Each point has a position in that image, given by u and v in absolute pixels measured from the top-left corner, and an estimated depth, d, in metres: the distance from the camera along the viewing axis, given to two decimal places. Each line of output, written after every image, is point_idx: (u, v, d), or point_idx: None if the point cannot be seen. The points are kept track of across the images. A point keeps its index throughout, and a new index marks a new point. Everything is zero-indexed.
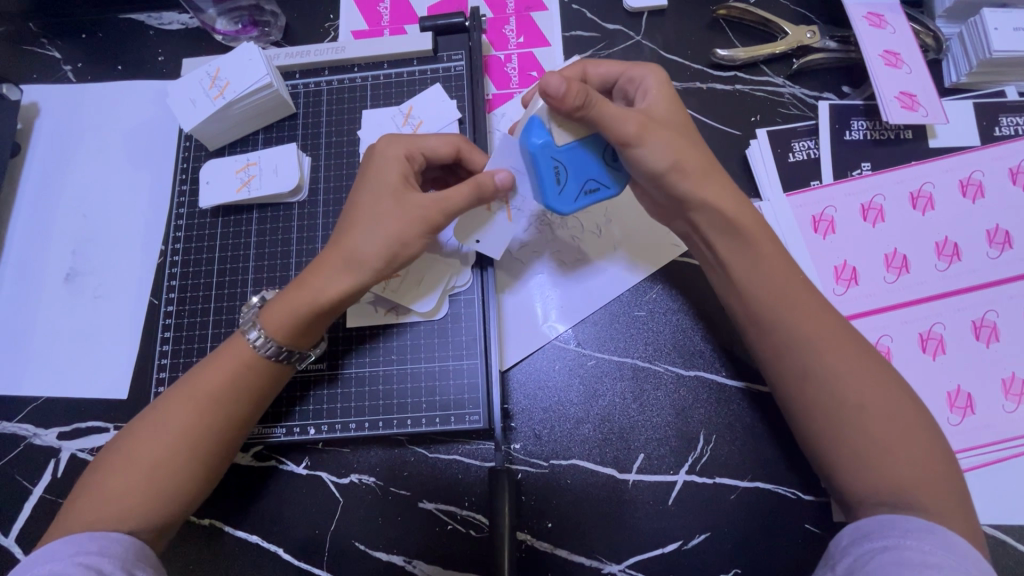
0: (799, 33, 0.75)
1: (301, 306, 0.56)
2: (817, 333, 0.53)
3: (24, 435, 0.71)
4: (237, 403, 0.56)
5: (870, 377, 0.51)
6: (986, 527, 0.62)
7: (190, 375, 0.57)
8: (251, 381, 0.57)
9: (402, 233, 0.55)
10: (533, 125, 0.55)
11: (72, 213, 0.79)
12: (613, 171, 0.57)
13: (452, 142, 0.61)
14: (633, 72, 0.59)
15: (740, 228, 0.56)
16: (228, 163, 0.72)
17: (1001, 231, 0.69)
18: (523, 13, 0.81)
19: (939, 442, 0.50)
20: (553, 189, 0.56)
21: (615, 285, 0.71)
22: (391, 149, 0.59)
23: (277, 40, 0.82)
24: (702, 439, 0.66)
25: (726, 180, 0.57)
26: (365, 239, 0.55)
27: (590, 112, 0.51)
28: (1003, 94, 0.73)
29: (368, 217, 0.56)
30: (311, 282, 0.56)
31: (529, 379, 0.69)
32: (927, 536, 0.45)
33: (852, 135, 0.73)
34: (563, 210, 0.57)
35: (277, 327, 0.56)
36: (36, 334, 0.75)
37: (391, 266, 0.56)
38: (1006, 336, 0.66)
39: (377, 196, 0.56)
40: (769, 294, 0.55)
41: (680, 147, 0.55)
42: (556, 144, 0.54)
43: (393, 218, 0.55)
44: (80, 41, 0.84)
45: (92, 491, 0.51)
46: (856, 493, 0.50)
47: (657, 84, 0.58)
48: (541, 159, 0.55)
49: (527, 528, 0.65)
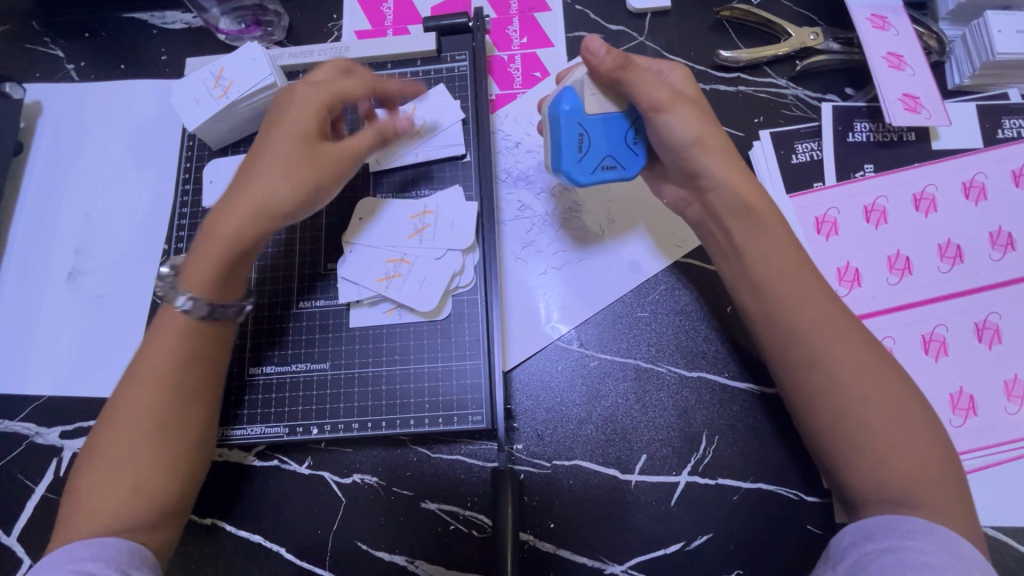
0: (802, 35, 0.75)
1: (218, 255, 0.56)
2: (824, 327, 0.53)
3: (26, 434, 0.71)
4: (186, 372, 0.55)
5: (876, 372, 0.51)
6: (988, 529, 0.62)
7: (136, 360, 0.56)
8: (200, 348, 0.56)
9: (310, 177, 0.58)
10: (566, 93, 0.59)
11: (74, 212, 0.79)
12: (632, 152, 0.61)
13: (366, 83, 0.63)
14: (662, 66, 0.63)
15: (754, 210, 0.57)
16: (234, 164, 0.73)
17: (1004, 233, 0.69)
18: (526, 14, 0.81)
19: (943, 442, 0.51)
20: (574, 156, 0.59)
21: (619, 286, 0.71)
22: (313, 95, 0.60)
23: (280, 39, 0.82)
24: (705, 440, 0.66)
25: (730, 182, 0.57)
26: (273, 181, 0.57)
27: (627, 78, 0.56)
28: (1006, 97, 0.73)
29: (282, 160, 0.58)
30: (224, 230, 0.56)
31: (532, 379, 0.69)
32: (928, 537, 0.46)
33: (856, 137, 0.73)
34: (580, 179, 0.60)
35: (199, 282, 0.56)
36: (37, 333, 0.75)
37: (305, 209, 0.59)
38: (1008, 339, 0.66)
39: (291, 146, 0.58)
40: (777, 286, 0.55)
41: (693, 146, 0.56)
42: (585, 111, 0.59)
43: (302, 163, 0.58)
44: (83, 40, 0.84)
45: (81, 500, 0.51)
46: (858, 492, 0.50)
47: (681, 76, 0.62)
48: (568, 124, 0.59)
49: (530, 529, 0.65)
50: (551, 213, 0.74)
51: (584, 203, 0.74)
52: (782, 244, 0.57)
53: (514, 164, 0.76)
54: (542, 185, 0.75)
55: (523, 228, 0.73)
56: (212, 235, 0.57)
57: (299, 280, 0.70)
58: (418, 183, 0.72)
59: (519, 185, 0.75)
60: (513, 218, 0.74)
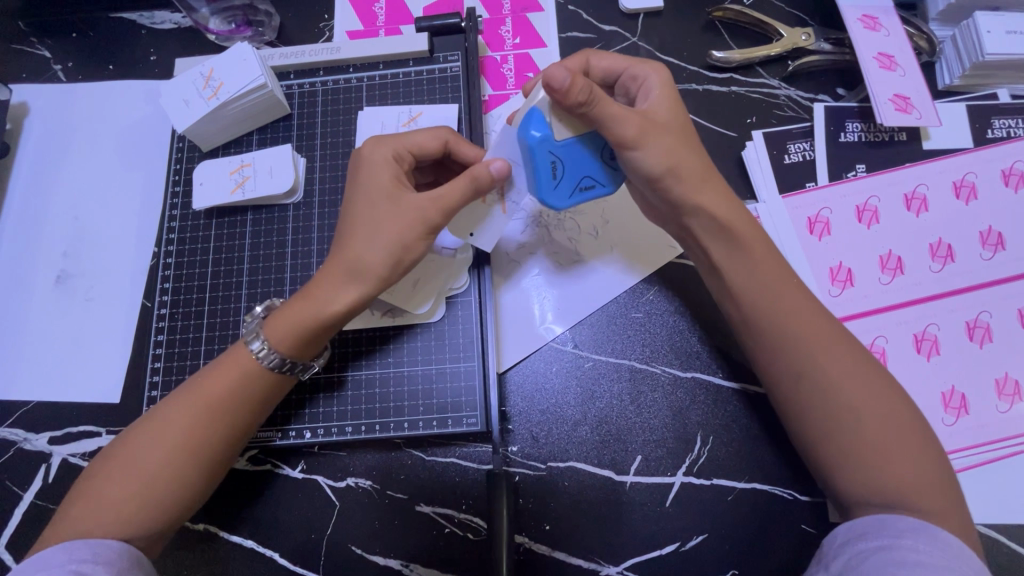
0: (794, 35, 0.75)
1: (307, 317, 0.55)
2: (804, 335, 0.53)
3: (14, 440, 0.70)
4: (240, 415, 0.55)
5: (867, 379, 0.52)
6: (981, 527, 0.62)
7: (190, 383, 0.55)
8: (253, 391, 0.56)
9: (403, 237, 0.54)
10: (532, 116, 0.53)
11: (62, 215, 0.78)
12: (609, 169, 0.57)
13: (439, 136, 0.61)
14: (637, 70, 0.59)
15: (733, 228, 0.56)
16: (222, 164, 0.72)
17: (995, 232, 0.70)
18: (519, 14, 0.81)
19: (933, 444, 0.51)
20: (550, 185, 0.55)
21: (612, 286, 0.71)
22: (381, 149, 0.58)
23: (271, 39, 0.81)
24: (700, 441, 0.66)
25: (724, 187, 0.58)
26: (368, 246, 0.54)
27: (592, 111, 0.51)
28: (996, 97, 0.73)
29: (369, 220, 0.55)
30: (314, 292, 0.56)
31: (526, 381, 0.69)
32: (921, 536, 0.46)
33: (847, 137, 0.73)
34: (560, 205, 0.56)
35: (286, 341, 0.55)
36: (24, 337, 0.74)
37: (396, 267, 0.55)
38: (999, 337, 0.66)
39: (369, 205, 0.56)
40: (758, 296, 0.55)
41: (677, 156, 0.55)
42: (554, 138, 0.54)
43: (392, 223, 0.55)
44: (72, 40, 0.83)
45: (94, 494, 0.51)
46: (849, 493, 0.51)
47: (661, 86, 0.57)
48: (539, 153, 0.54)
49: (525, 532, 0.65)
50: (544, 215, 0.73)
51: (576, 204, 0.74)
52: (768, 249, 0.57)
53: None
54: None
55: (516, 230, 0.73)
56: (304, 299, 0.56)
57: (291, 285, 0.70)
58: None
59: None
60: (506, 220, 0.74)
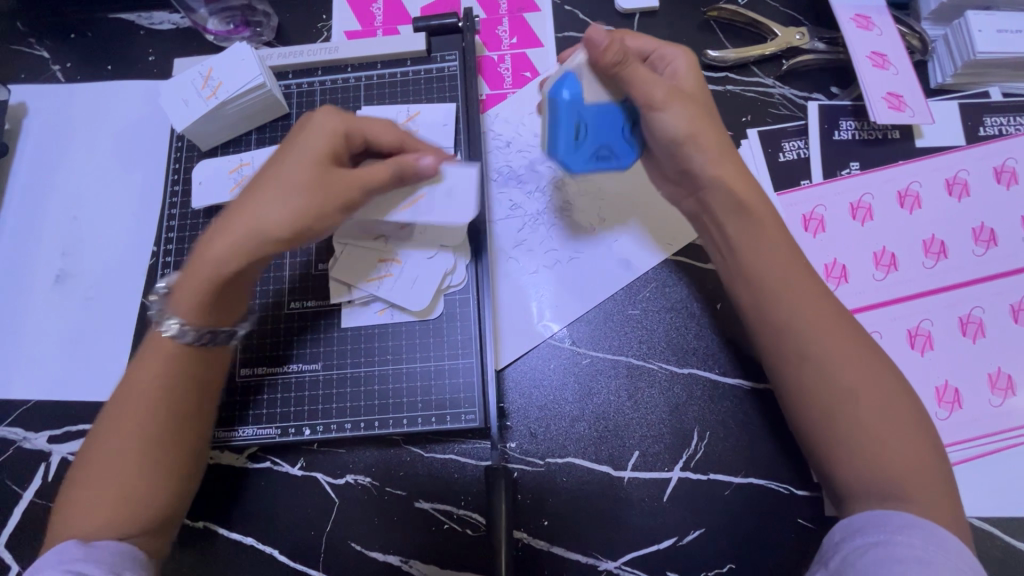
0: (788, 35, 0.76)
1: (204, 276, 0.54)
2: (812, 321, 0.54)
3: (14, 439, 0.70)
4: (183, 392, 0.55)
5: (869, 369, 0.52)
6: (975, 520, 0.63)
7: (130, 372, 0.55)
8: (192, 368, 0.56)
9: (310, 204, 0.54)
10: (569, 77, 0.58)
11: (62, 215, 0.78)
12: (627, 145, 0.62)
13: (395, 133, 0.61)
14: (668, 50, 0.62)
15: (746, 209, 0.57)
16: (222, 164, 0.72)
17: (987, 228, 0.70)
18: (516, 14, 0.82)
19: (931, 438, 0.51)
20: (569, 144, 0.61)
21: (610, 283, 0.71)
22: (330, 120, 0.58)
23: (269, 40, 0.82)
24: (697, 436, 0.66)
25: (742, 166, 0.59)
26: (274, 208, 0.54)
27: (625, 75, 0.56)
28: (987, 95, 0.74)
29: (285, 182, 0.54)
30: (205, 249, 0.54)
31: (525, 377, 0.69)
32: (916, 532, 0.46)
33: (841, 135, 0.74)
34: (578, 167, 0.62)
35: (187, 305, 0.54)
36: (23, 336, 0.74)
37: (306, 236, 0.55)
38: (992, 333, 0.67)
39: (287, 166, 0.55)
40: (767, 278, 0.56)
41: (699, 124, 0.57)
42: (584, 101, 0.58)
43: (304, 190, 0.54)
44: (69, 41, 0.84)
45: (73, 500, 0.51)
46: (846, 480, 0.51)
47: (688, 66, 0.60)
48: (567, 113, 0.59)
49: (524, 527, 0.65)
50: (541, 213, 0.74)
51: (574, 202, 0.74)
52: (778, 234, 0.57)
53: (505, 163, 0.76)
54: (533, 185, 0.75)
55: (513, 228, 0.74)
56: (197, 256, 0.54)
57: (290, 283, 0.70)
58: None
59: (511, 184, 0.75)
60: (503, 218, 0.74)
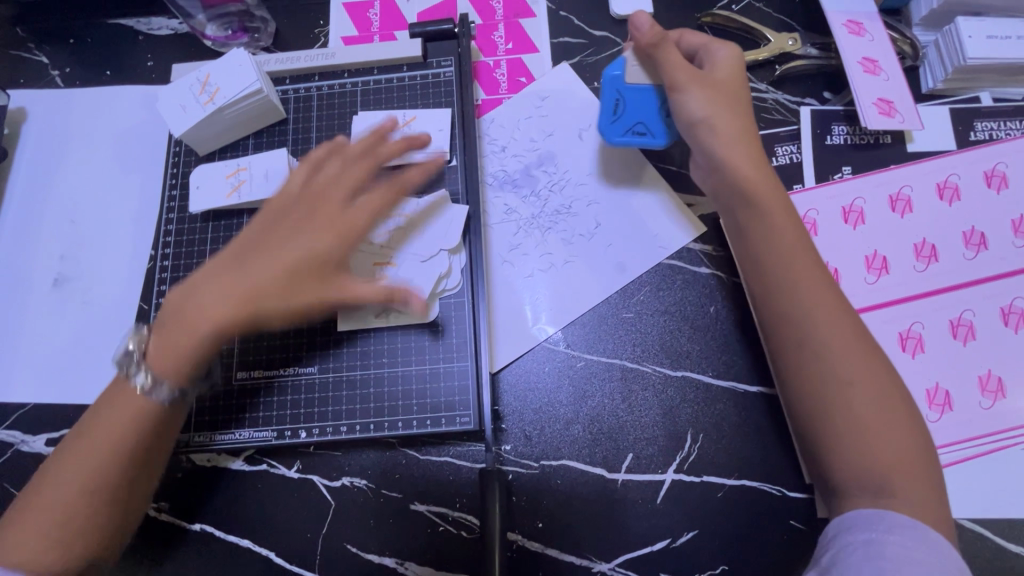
0: (781, 40, 0.77)
1: (189, 345, 0.56)
2: (816, 309, 0.56)
3: (12, 442, 0.71)
4: (137, 438, 0.56)
5: (867, 363, 0.54)
6: (965, 522, 0.64)
7: (102, 397, 0.57)
8: (146, 414, 0.57)
9: (302, 301, 0.57)
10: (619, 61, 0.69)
11: (60, 218, 0.79)
12: (663, 123, 0.69)
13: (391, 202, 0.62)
14: (714, 44, 0.66)
15: (755, 197, 0.60)
16: (219, 168, 0.73)
17: (977, 232, 0.71)
18: (511, 20, 0.83)
19: (921, 434, 0.53)
20: (608, 117, 0.70)
21: (604, 287, 0.72)
22: (349, 223, 0.60)
23: (267, 45, 0.82)
24: (690, 439, 0.67)
25: (760, 155, 0.62)
26: (270, 300, 0.56)
27: (658, 57, 0.65)
28: (978, 100, 0.75)
29: (288, 277, 0.57)
30: (197, 317, 0.56)
31: (520, 380, 0.70)
32: (910, 533, 0.48)
33: (833, 140, 0.75)
34: (611, 137, 0.70)
35: (166, 365, 0.56)
36: (21, 340, 0.74)
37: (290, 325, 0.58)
38: (982, 336, 0.68)
39: (294, 255, 0.57)
40: (777, 263, 0.58)
41: (720, 110, 0.62)
42: (625, 81, 0.68)
43: (302, 288, 0.57)
44: (68, 47, 0.84)
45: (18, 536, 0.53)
46: (835, 469, 0.53)
47: (728, 58, 0.65)
48: (607, 89, 0.69)
49: (518, 529, 0.66)
50: (536, 217, 0.75)
51: (569, 206, 0.75)
52: (789, 222, 0.59)
53: (500, 168, 0.77)
54: (528, 189, 0.76)
55: (508, 232, 0.74)
56: (187, 320, 0.56)
57: None
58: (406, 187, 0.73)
59: (506, 189, 0.76)
60: (498, 222, 0.75)
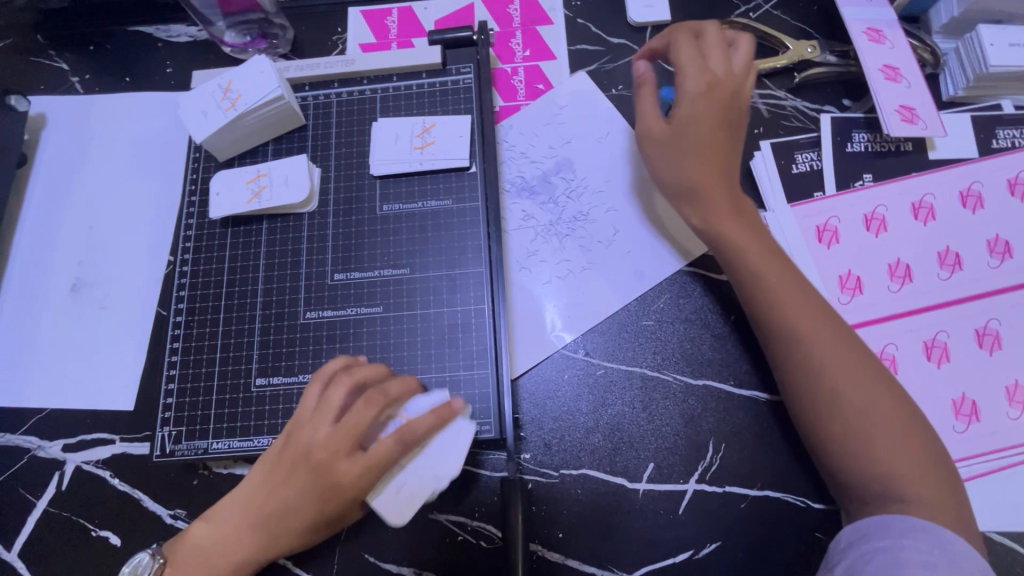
0: (800, 47, 0.77)
1: None
2: (800, 319, 0.58)
3: (27, 447, 0.70)
4: None
5: (850, 368, 0.57)
6: (993, 534, 0.63)
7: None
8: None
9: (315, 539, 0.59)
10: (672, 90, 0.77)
11: (79, 224, 0.79)
12: None
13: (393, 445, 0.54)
14: (685, 73, 0.65)
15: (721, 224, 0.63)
16: (238, 173, 0.73)
17: (1001, 240, 0.70)
18: (529, 27, 0.83)
19: (915, 434, 0.55)
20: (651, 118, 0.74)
21: (624, 294, 0.71)
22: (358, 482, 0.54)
23: (285, 52, 0.83)
24: (712, 448, 0.66)
25: (724, 186, 0.64)
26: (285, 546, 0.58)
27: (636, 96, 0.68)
28: (999, 108, 0.75)
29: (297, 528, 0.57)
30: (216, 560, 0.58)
31: (538, 389, 0.69)
32: (923, 537, 0.50)
33: (854, 147, 0.74)
34: None
35: None
36: (38, 345, 0.74)
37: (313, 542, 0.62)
38: (1008, 344, 0.67)
39: (293, 518, 0.57)
40: (761, 275, 0.61)
41: (667, 154, 0.65)
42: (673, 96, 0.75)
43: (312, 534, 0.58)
44: (88, 53, 0.85)
45: None
46: (843, 472, 0.55)
47: (690, 95, 0.64)
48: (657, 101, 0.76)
49: (538, 539, 0.65)
50: (555, 223, 0.74)
51: (589, 212, 0.74)
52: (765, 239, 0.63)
53: (519, 175, 0.77)
54: (547, 196, 0.75)
55: (527, 238, 0.74)
56: (206, 564, 0.58)
57: (305, 290, 0.71)
58: (423, 196, 0.73)
59: (524, 195, 0.76)
60: (517, 228, 0.75)
